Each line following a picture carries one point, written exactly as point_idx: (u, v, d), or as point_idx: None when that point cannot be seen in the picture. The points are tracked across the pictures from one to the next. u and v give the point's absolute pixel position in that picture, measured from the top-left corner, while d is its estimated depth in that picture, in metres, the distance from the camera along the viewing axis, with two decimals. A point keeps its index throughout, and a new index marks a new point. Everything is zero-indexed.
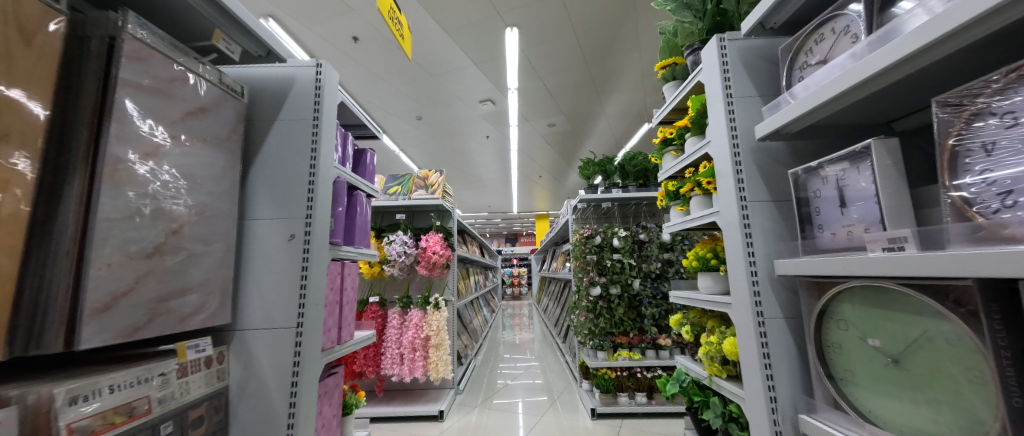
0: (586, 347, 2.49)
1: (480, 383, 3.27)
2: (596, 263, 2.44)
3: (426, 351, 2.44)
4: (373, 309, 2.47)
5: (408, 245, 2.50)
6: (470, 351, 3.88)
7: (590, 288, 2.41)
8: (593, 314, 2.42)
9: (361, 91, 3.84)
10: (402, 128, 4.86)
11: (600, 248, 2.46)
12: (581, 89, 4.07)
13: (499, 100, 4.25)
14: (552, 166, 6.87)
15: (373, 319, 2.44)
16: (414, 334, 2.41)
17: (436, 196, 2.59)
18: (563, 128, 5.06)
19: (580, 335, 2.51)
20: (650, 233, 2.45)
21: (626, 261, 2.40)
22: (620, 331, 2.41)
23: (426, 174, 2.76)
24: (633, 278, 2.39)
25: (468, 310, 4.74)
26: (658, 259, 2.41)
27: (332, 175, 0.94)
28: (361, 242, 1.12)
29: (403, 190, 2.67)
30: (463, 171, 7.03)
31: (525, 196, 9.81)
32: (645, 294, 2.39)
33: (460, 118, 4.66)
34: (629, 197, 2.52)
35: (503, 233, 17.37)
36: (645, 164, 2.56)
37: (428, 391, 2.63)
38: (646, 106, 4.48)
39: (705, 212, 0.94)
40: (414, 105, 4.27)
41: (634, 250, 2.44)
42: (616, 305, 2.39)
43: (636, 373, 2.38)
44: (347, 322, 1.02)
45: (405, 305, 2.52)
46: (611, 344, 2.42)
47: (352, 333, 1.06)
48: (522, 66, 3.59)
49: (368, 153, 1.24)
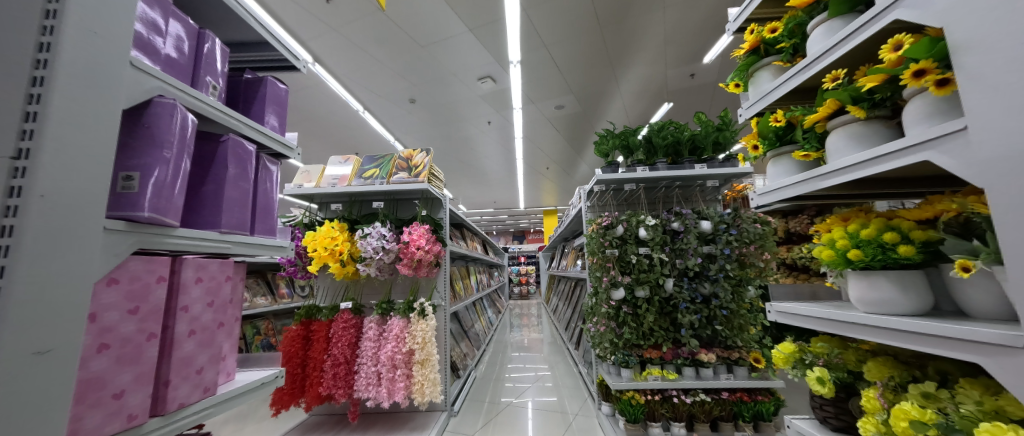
0: (607, 363, 2.02)
1: (479, 401, 2.78)
2: (618, 259, 1.99)
3: (410, 369, 2.00)
4: (346, 316, 2.02)
5: (387, 239, 2.07)
6: (470, 362, 3.39)
7: (611, 291, 1.93)
8: (615, 323, 1.96)
9: (342, 66, 3.41)
10: (395, 113, 4.42)
11: (622, 240, 2.01)
12: (592, 61, 3.57)
13: (500, 77, 3.76)
14: (560, 155, 6.32)
15: (344, 329, 1.99)
16: (393, 348, 1.97)
17: (421, 180, 2.13)
18: (572, 110, 4.57)
19: (598, 348, 2.05)
20: (685, 220, 1.95)
21: (656, 256, 1.92)
22: (649, 343, 1.93)
23: (410, 153, 2.29)
24: (665, 278, 1.92)
25: (468, 313, 4.26)
26: (693, 253, 1.91)
27: (126, 102, 0.57)
28: (234, 217, 0.78)
29: (381, 173, 2.21)
30: (464, 162, 6.53)
31: (531, 191, 9.23)
32: (681, 297, 1.88)
33: (458, 101, 4.21)
34: (658, 177, 2.04)
35: (510, 230, 16.84)
36: (676, 135, 2.06)
37: (414, 415, 2.19)
38: (665, 81, 3.95)
39: (864, 156, 0.72)
40: (406, 85, 3.83)
41: (665, 243, 1.96)
42: (643, 311, 1.91)
43: (671, 398, 1.86)
44: (178, 377, 0.71)
45: (384, 312, 2.09)
46: (638, 360, 1.93)
47: (207, 390, 0.78)
48: (524, 32, 3.10)
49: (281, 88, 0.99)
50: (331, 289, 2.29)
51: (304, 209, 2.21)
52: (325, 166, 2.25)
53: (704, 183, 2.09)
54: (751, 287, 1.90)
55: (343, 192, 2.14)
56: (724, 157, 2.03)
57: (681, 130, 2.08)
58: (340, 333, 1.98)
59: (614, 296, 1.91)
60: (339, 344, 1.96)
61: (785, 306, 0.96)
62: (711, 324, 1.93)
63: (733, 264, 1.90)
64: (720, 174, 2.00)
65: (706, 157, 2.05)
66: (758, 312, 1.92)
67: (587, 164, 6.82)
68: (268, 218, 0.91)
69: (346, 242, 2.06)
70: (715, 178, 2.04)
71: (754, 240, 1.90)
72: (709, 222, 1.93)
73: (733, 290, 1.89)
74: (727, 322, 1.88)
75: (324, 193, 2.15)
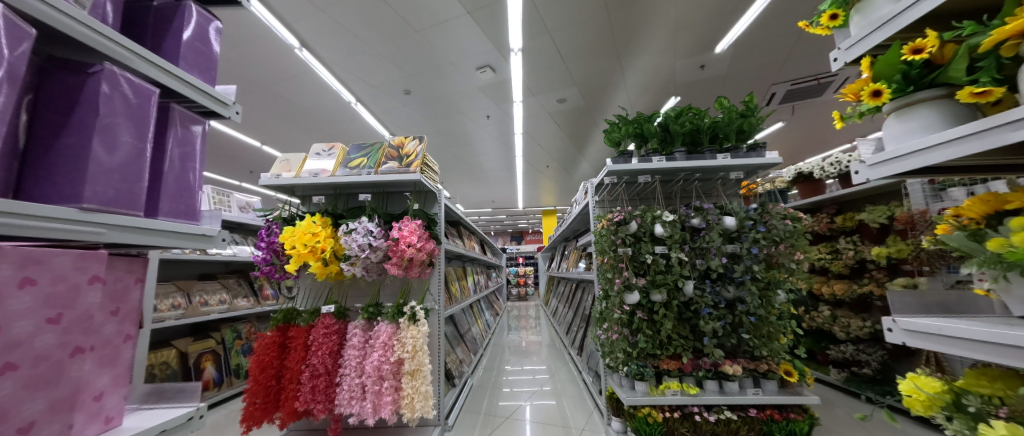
0: (619, 374, 1.82)
1: (476, 413, 2.57)
2: (631, 259, 1.81)
3: (399, 382, 1.78)
4: (327, 322, 1.80)
5: (375, 236, 1.85)
6: (466, 369, 3.17)
7: (625, 294, 1.74)
8: (628, 330, 1.76)
9: (332, 52, 3.20)
10: (389, 106, 4.21)
11: (635, 238, 1.82)
12: (597, 50, 3.38)
13: (499, 67, 3.57)
14: (561, 153, 6.11)
15: (324, 336, 1.76)
16: (380, 357, 1.75)
17: (413, 170, 1.92)
18: (575, 104, 4.39)
19: (608, 357, 1.85)
20: (707, 216, 1.76)
21: (675, 255, 1.73)
22: (666, 353, 1.73)
23: (401, 141, 2.07)
24: (684, 280, 1.72)
25: (464, 316, 4.04)
26: (715, 253, 1.72)
27: None
28: (105, 190, 0.65)
29: (368, 163, 1.99)
30: (462, 159, 6.31)
31: (530, 190, 9.00)
32: (703, 302, 1.68)
33: (455, 93, 4.01)
34: (676, 168, 1.84)
35: (508, 230, 16.60)
36: (696, 122, 1.86)
37: (404, 432, 1.97)
38: (673, 73, 3.77)
39: None
40: (400, 75, 3.62)
41: (684, 242, 1.77)
42: (660, 318, 1.71)
43: (691, 415, 1.66)
44: None
45: (371, 316, 1.87)
46: (654, 372, 1.73)
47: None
48: (527, 17, 2.91)
49: (217, 26, 0.94)
50: (314, 290, 2.07)
51: (284, 202, 1.99)
52: (306, 154, 2.02)
53: (726, 175, 1.90)
54: (780, 291, 1.70)
55: (326, 183, 1.92)
56: (749, 146, 1.83)
57: (701, 117, 1.88)
58: (319, 342, 1.76)
59: (628, 300, 1.71)
60: (319, 353, 1.75)
61: (919, 325, 0.78)
62: (735, 331, 1.73)
63: (760, 265, 1.70)
64: (744, 165, 1.81)
65: (728, 146, 1.85)
66: (788, 318, 1.72)
67: (588, 162, 6.62)
68: (178, 198, 0.80)
69: (328, 240, 1.85)
70: (738, 170, 1.84)
71: (783, 238, 1.70)
72: (733, 217, 1.73)
73: (760, 294, 1.69)
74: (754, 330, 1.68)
75: (305, 184, 1.92)
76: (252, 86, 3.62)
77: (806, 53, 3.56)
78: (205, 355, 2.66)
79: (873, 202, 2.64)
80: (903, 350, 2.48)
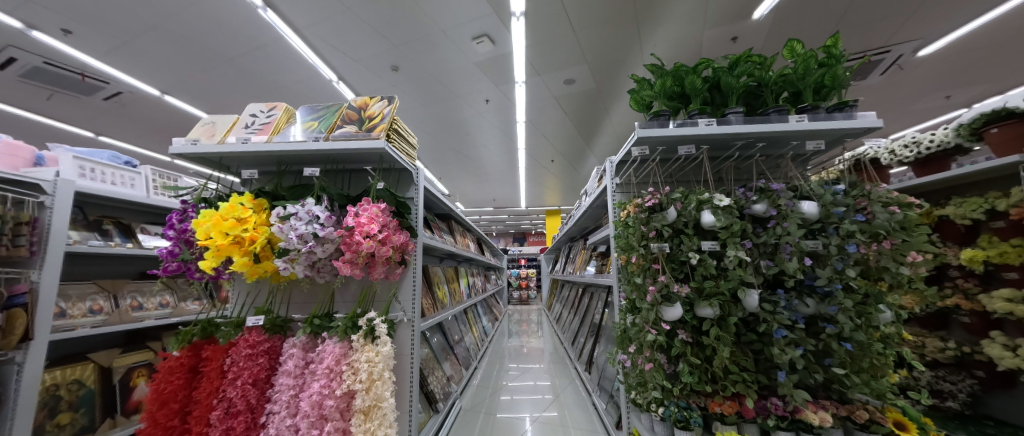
0: (651, 416, 1.32)
1: None
2: (666, 258, 1.33)
3: (349, 423, 1.29)
4: (252, 339, 1.32)
5: (322, 223, 1.38)
6: (454, 389, 2.68)
7: (665, 307, 1.24)
8: (665, 358, 1.26)
9: (304, 14, 2.75)
10: (376, 86, 3.77)
11: (674, 230, 1.34)
12: (614, 17, 2.91)
13: (498, 37, 3.11)
14: (567, 145, 5.63)
15: (246, 359, 1.29)
16: (321, 389, 1.27)
17: (378, 135, 1.45)
18: (585, 86, 3.92)
19: (636, 391, 1.35)
20: (776, 200, 1.27)
21: (733, 253, 1.24)
22: (720, 391, 1.23)
23: (365, 101, 1.59)
24: (746, 289, 1.23)
25: (456, 323, 3.55)
26: (790, 251, 1.22)
27: None
28: None
29: (318, 128, 1.51)
30: (461, 151, 5.86)
31: (533, 187, 8.52)
32: (776, 321, 1.18)
33: (449, 70, 3.55)
34: (732, 136, 1.35)
35: (510, 230, 16.13)
36: (757, 74, 1.38)
37: None
38: (699, 47, 3.28)
39: None
40: (386, 46, 3.17)
41: (744, 236, 1.27)
42: (712, 342, 1.21)
43: None
44: None
45: (316, 330, 1.40)
46: (702, 417, 1.23)
47: None
48: None
49: None
50: (252, 293, 1.59)
51: (208, 179, 1.51)
52: (239, 117, 1.53)
53: (797, 145, 1.41)
54: (883, 307, 1.19)
55: (261, 153, 1.45)
56: (832, 106, 1.34)
57: (764, 67, 1.39)
58: (240, 367, 1.28)
59: (667, 317, 1.23)
60: (237, 382, 1.27)
61: None
62: (818, 362, 1.23)
63: (855, 269, 1.21)
64: (827, 132, 1.32)
65: (800, 106, 1.37)
66: (896, 345, 1.22)
67: (596, 157, 6.10)
68: None
69: (258, 228, 1.39)
70: (816, 138, 1.35)
71: (890, 232, 1.20)
72: (814, 203, 1.24)
73: (856, 312, 1.18)
74: (851, 363, 1.16)
75: (233, 154, 1.45)
76: (219, 59, 3.20)
77: (858, 22, 3.05)
78: (139, 370, 2.23)
79: (958, 193, 2.13)
80: (1003, 380, 1.95)
